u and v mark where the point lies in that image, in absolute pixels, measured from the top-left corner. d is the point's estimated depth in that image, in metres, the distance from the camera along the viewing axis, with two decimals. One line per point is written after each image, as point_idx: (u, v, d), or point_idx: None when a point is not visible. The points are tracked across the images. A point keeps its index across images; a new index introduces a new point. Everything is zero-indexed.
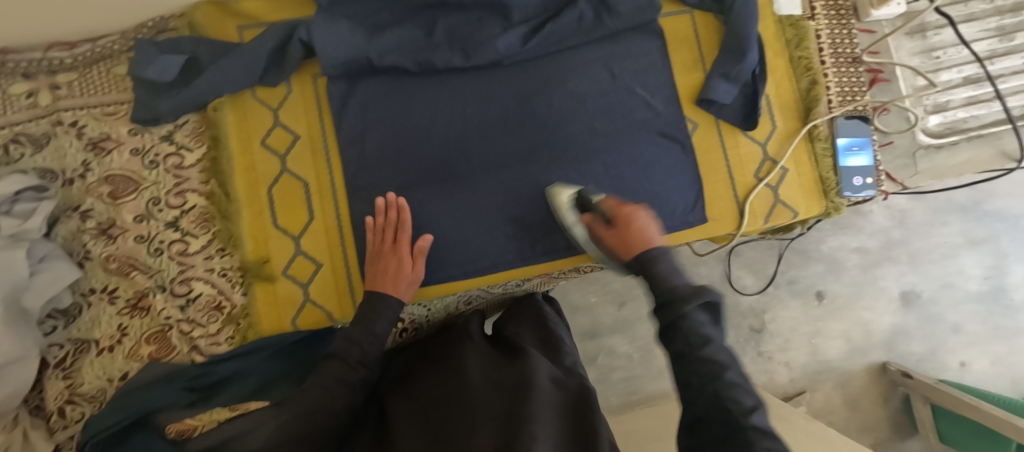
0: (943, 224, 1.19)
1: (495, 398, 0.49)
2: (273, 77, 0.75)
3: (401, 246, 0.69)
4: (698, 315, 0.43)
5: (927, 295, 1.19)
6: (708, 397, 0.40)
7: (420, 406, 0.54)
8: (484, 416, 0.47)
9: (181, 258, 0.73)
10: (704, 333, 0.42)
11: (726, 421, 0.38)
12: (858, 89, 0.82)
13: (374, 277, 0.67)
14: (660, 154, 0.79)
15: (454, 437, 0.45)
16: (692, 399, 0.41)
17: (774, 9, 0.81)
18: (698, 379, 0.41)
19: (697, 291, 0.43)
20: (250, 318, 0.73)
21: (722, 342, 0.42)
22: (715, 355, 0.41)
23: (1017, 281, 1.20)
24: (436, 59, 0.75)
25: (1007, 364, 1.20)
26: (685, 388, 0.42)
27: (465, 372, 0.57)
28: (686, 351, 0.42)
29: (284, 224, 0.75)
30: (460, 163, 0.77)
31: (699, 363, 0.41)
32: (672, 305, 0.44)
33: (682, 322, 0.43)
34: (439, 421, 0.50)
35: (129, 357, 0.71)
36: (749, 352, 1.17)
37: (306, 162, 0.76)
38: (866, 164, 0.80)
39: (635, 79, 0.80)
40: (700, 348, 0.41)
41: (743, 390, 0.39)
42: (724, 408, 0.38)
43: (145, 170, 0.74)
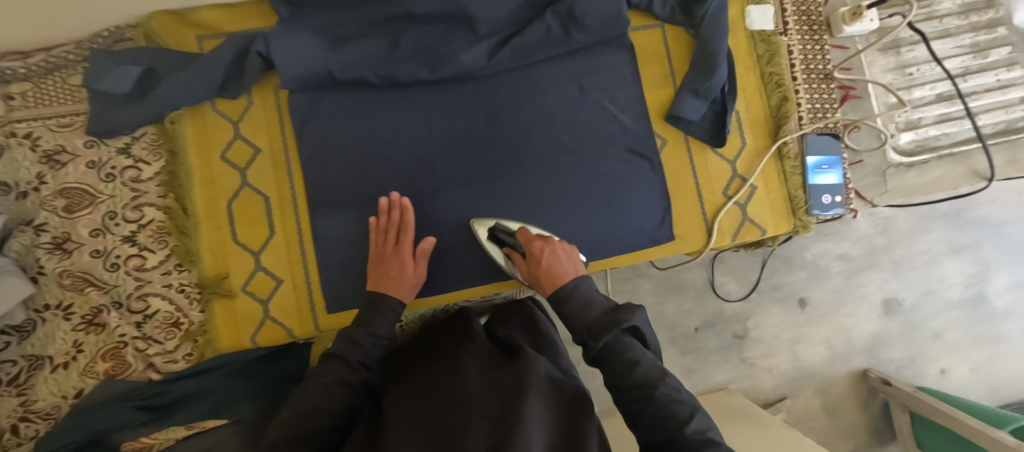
0: (926, 231, 1.18)
1: (491, 398, 0.46)
2: (233, 89, 0.74)
3: (403, 248, 0.69)
4: (625, 341, 0.51)
5: (909, 302, 1.18)
6: (652, 414, 0.47)
7: (414, 404, 0.51)
8: (478, 414, 0.43)
9: (138, 274, 0.71)
10: (631, 356, 0.49)
11: (672, 430, 0.45)
12: (829, 106, 0.81)
13: (377, 279, 0.67)
14: (629, 170, 0.78)
15: (445, 435, 0.41)
16: (636, 416, 0.48)
17: (745, 24, 0.80)
18: (640, 400, 0.48)
19: (612, 321, 0.51)
20: (208, 335, 0.72)
21: (648, 358, 0.50)
22: (647, 374, 0.48)
23: (998, 290, 1.19)
24: (400, 72, 0.73)
25: (988, 371, 1.19)
26: (626, 409, 0.49)
27: (464, 373, 0.54)
28: (622, 377, 0.49)
29: (244, 239, 0.74)
30: (425, 178, 0.75)
31: (637, 386, 0.48)
32: (596, 336, 0.51)
33: (612, 350, 0.50)
34: (431, 419, 0.46)
35: (84, 374, 0.70)
36: (731, 358, 1.16)
37: (267, 177, 0.75)
38: (835, 182, 0.80)
39: (603, 94, 0.78)
40: (632, 371, 0.48)
41: (677, 401, 0.47)
42: (663, 421, 0.46)
43: (100, 183, 0.72)
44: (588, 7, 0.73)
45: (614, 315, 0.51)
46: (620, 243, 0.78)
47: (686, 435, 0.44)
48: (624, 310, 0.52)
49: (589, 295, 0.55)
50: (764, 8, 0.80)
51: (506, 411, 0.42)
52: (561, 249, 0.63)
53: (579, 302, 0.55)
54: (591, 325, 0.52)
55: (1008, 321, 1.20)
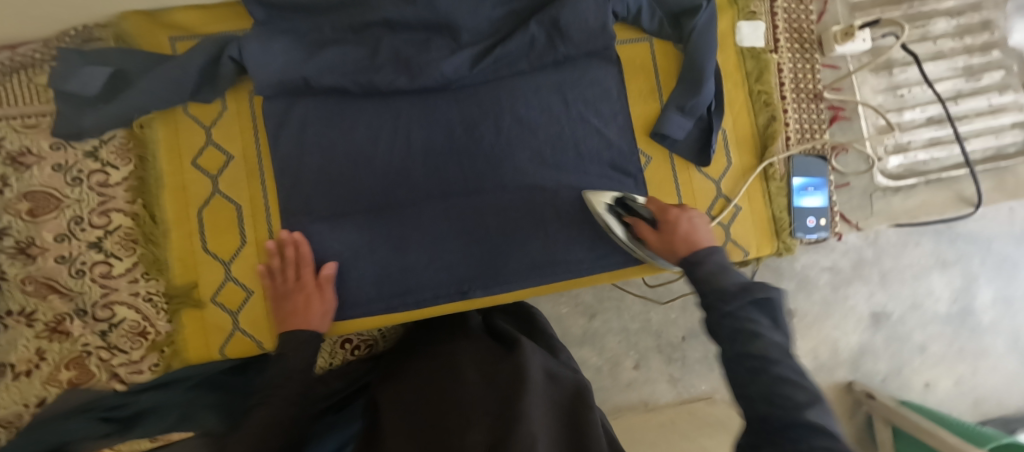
0: (916, 245, 1.17)
1: (489, 396, 0.51)
2: (206, 94, 0.72)
3: (305, 281, 0.69)
4: (751, 314, 0.45)
5: (896, 316, 1.17)
6: (763, 391, 0.40)
7: (413, 398, 0.56)
8: (478, 413, 0.48)
9: (104, 281, 0.70)
10: (752, 328, 0.43)
11: (781, 412, 0.38)
12: (817, 127, 0.80)
13: (283, 319, 0.67)
14: (611, 187, 0.77)
15: (444, 433, 0.46)
16: (748, 394, 0.41)
17: (735, 40, 0.78)
18: (751, 375, 0.41)
19: (744, 287, 0.46)
20: (175, 346, 0.71)
21: (774, 339, 0.43)
22: (764, 349, 0.41)
23: (984, 305, 1.19)
24: (378, 80, 0.71)
25: (970, 385, 1.19)
26: (739, 386, 0.43)
27: (461, 366, 0.59)
28: (735, 348, 0.43)
29: (214, 248, 0.72)
30: (401, 189, 0.74)
31: (752, 357, 0.42)
32: (724, 302, 0.47)
33: (733, 318, 0.45)
34: (431, 413, 0.51)
35: (47, 383, 0.67)
36: (716, 367, 1.17)
37: (240, 185, 0.73)
38: (820, 205, 0.79)
39: (587, 108, 0.77)
40: (750, 343, 0.42)
41: (795, 386, 0.39)
42: (774, 402, 0.38)
43: (66, 187, 0.70)
44: (573, 19, 0.71)
45: (749, 285, 0.46)
46: (601, 261, 0.76)
47: (800, 419, 0.36)
48: (757, 285, 0.46)
49: (725, 267, 0.53)
50: (755, 25, 0.78)
51: (503, 412, 0.47)
52: (697, 220, 0.64)
53: (714, 268, 0.54)
54: (728, 290, 0.48)
55: (993, 336, 1.20)
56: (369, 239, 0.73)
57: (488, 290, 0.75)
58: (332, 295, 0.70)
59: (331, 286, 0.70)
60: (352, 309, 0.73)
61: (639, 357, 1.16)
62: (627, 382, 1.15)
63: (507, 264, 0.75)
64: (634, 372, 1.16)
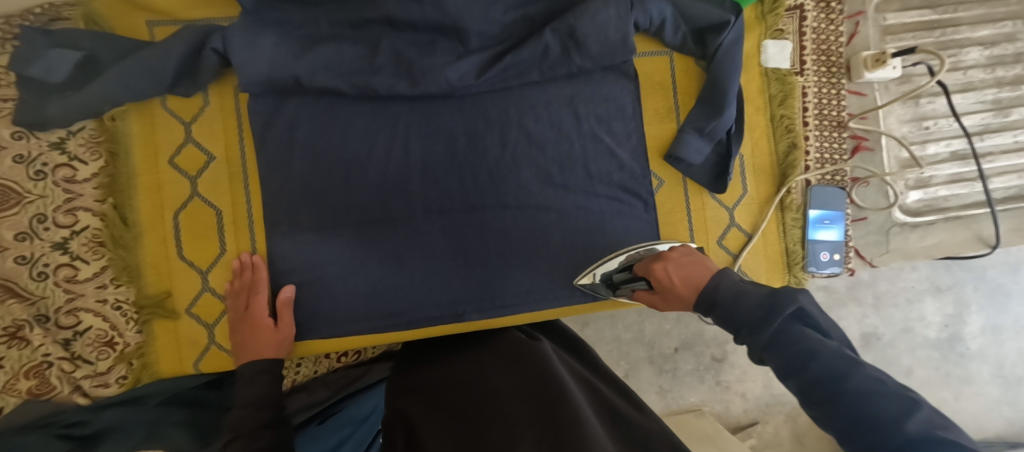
0: (912, 268, 1.15)
1: (526, 404, 0.50)
2: (185, 87, 0.65)
3: (254, 311, 0.65)
4: (796, 327, 0.41)
5: (886, 338, 1.15)
6: (852, 412, 0.36)
7: (442, 404, 0.55)
8: (523, 423, 0.46)
9: (69, 285, 0.64)
10: (805, 346, 0.39)
11: (884, 430, 0.34)
12: (838, 157, 0.76)
13: (237, 349, 0.64)
14: (620, 210, 0.73)
15: (490, 439, 0.45)
16: (828, 415, 0.37)
17: (761, 60, 0.74)
18: (831, 401, 0.37)
19: (769, 307, 0.41)
20: (145, 359, 0.66)
21: (829, 349, 0.39)
22: (827, 365, 0.38)
23: (973, 332, 1.16)
24: (376, 84, 0.66)
25: (952, 410, 1.16)
26: (811, 405, 0.39)
27: (489, 379, 0.58)
28: (796, 376, 0.39)
29: (191, 256, 0.67)
30: (395, 200, 0.70)
31: (819, 380, 0.38)
32: (758, 331, 0.41)
33: (780, 342, 0.40)
34: (465, 421, 0.50)
35: (4, 392, 0.60)
36: (706, 380, 1.15)
37: (221, 188, 0.67)
38: (836, 239, 0.75)
39: (600, 125, 0.72)
40: (809, 366, 0.38)
41: (880, 395, 0.35)
42: (870, 424, 0.34)
43: (29, 181, 0.64)
44: (591, 29, 0.66)
45: (773, 297, 0.42)
46: None
47: (908, 434, 0.33)
48: (784, 293, 0.42)
49: (738, 287, 0.46)
50: (782, 44, 0.73)
51: (550, 418, 0.45)
52: (685, 260, 0.55)
53: (727, 297, 0.46)
54: (752, 317, 0.42)
55: (979, 364, 1.16)
56: (359, 254, 0.69)
57: (483, 313, 0.71)
58: (289, 318, 0.66)
59: (288, 310, 0.66)
60: (339, 326, 0.70)
61: (629, 367, 1.14)
62: None
63: (504, 283, 0.71)
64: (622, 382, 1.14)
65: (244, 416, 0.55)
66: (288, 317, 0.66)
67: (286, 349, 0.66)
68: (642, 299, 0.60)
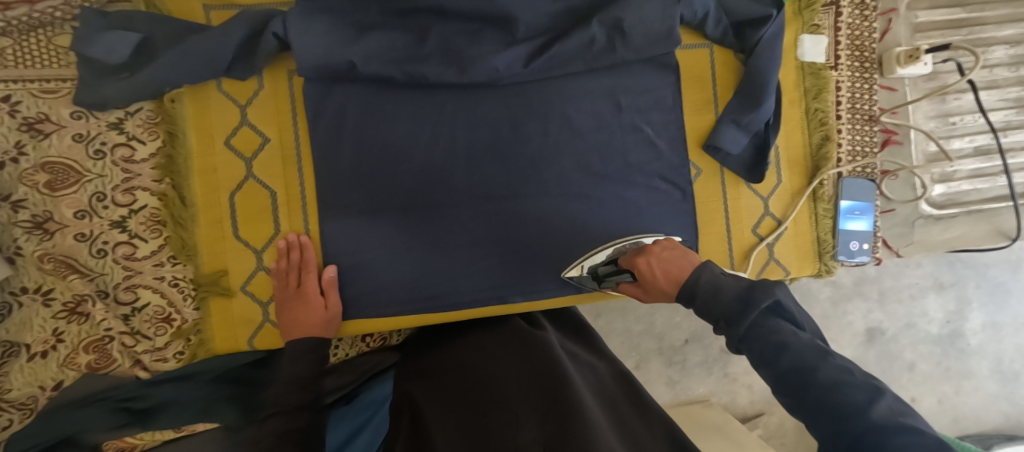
0: (916, 265, 1.19)
1: (528, 391, 0.54)
2: (241, 70, 0.66)
3: (306, 289, 0.67)
4: (774, 322, 0.42)
5: (890, 333, 1.19)
6: (821, 400, 0.38)
7: (448, 393, 0.59)
8: (527, 409, 0.51)
9: (127, 263, 0.66)
10: (778, 339, 0.41)
11: (848, 417, 0.36)
12: (869, 150, 0.78)
13: (286, 327, 0.66)
14: (658, 199, 0.75)
15: (498, 426, 0.49)
16: (801, 403, 0.40)
17: (796, 54, 0.76)
18: (804, 389, 0.40)
19: (745, 301, 0.43)
20: (202, 335, 0.68)
21: (802, 341, 0.41)
22: (799, 355, 0.40)
23: (974, 328, 1.20)
24: (425, 72, 0.67)
25: (952, 404, 1.20)
26: (786, 395, 0.41)
27: (490, 365, 0.62)
28: (770, 365, 0.42)
29: (246, 236, 0.68)
30: (440, 186, 0.71)
31: (791, 370, 0.40)
32: (736, 324, 0.43)
33: (755, 334, 0.43)
34: (470, 408, 0.54)
35: (65, 366, 0.65)
36: (715, 371, 1.18)
37: (275, 169, 0.69)
38: (865, 229, 0.78)
39: (640, 115, 0.74)
40: (781, 357, 0.41)
41: (850, 384, 0.38)
42: (838, 411, 0.37)
43: (88, 160, 0.66)
44: (636, 21, 0.68)
45: (750, 292, 0.43)
46: None
47: (872, 421, 0.35)
48: (760, 287, 0.43)
49: (717, 281, 0.47)
50: (818, 39, 0.76)
51: (551, 403, 0.50)
52: (667, 254, 0.56)
53: (706, 291, 0.47)
54: (729, 310, 0.44)
55: (978, 359, 1.20)
56: (406, 237, 0.71)
57: (525, 295, 0.74)
58: (337, 298, 0.68)
59: (334, 290, 0.69)
60: (385, 307, 0.72)
61: (640, 359, 1.17)
62: None
63: (541, 271, 0.74)
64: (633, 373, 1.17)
65: (286, 392, 0.59)
66: (335, 297, 0.68)
67: (331, 329, 0.68)
68: (624, 290, 0.61)
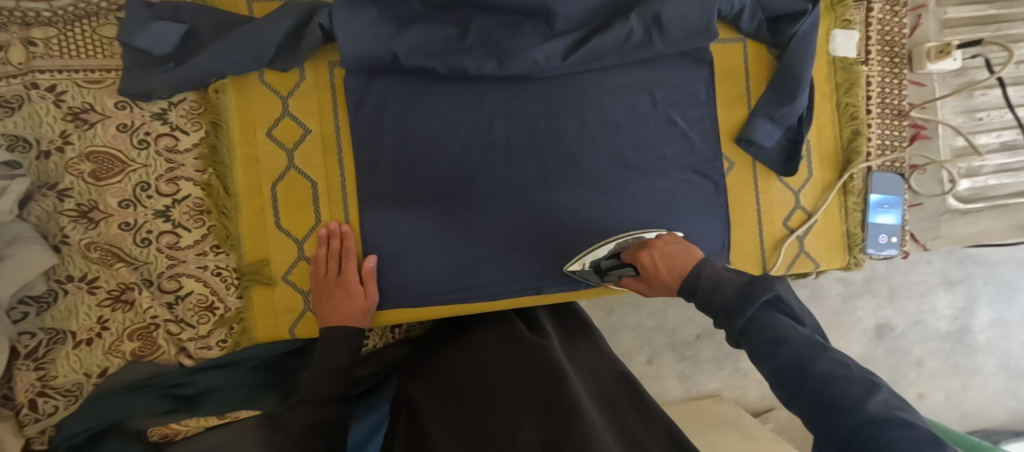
0: (926, 262, 1.20)
1: (527, 390, 0.55)
2: (284, 62, 0.67)
3: (347, 277, 0.67)
4: (771, 316, 0.45)
5: (899, 329, 1.20)
6: (817, 393, 0.40)
7: (451, 394, 0.60)
8: (524, 409, 0.51)
9: (171, 252, 0.67)
10: (776, 332, 0.44)
11: (843, 411, 0.38)
12: (897, 144, 0.79)
13: (325, 314, 0.66)
14: (691, 192, 0.75)
15: (496, 425, 0.50)
16: (797, 395, 0.42)
17: (828, 48, 0.77)
18: (802, 382, 0.41)
19: (745, 294, 0.45)
20: (245, 324, 0.69)
21: (800, 335, 0.43)
22: (796, 349, 0.42)
23: (982, 324, 1.21)
24: (466, 64, 0.68)
25: (959, 399, 1.21)
26: (783, 389, 0.43)
27: (490, 365, 0.63)
28: (768, 359, 0.44)
29: (288, 226, 0.69)
30: (478, 179, 0.71)
31: (789, 362, 0.42)
32: (734, 316, 0.46)
33: (754, 327, 0.45)
34: (470, 407, 0.56)
35: (110, 353, 0.66)
36: (726, 366, 1.19)
37: (316, 160, 0.69)
38: (893, 223, 0.79)
39: (674, 108, 0.75)
40: (779, 349, 0.43)
41: (847, 377, 0.39)
42: (835, 404, 0.39)
43: (132, 150, 0.67)
44: (674, 15, 0.68)
45: (749, 286, 0.46)
46: None
47: (866, 415, 0.37)
48: (760, 282, 0.46)
49: (717, 276, 0.49)
50: (849, 34, 0.76)
51: (551, 403, 0.50)
52: (670, 248, 0.58)
53: (707, 284, 0.50)
54: (728, 303, 0.46)
55: (986, 355, 1.21)
56: (443, 228, 0.71)
57: (560, 285, 0.74)
58: (375, 290, 0.69)
59: (374, 281, 0.69)
60: (422, 297, 0.72)
61: (652, 353, 1.18)
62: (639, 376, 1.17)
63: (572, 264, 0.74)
64: (645, 367, 1.19)
65: (321, 381, 0.59)
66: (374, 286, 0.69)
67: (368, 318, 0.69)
68: (625, 282, 0.64)
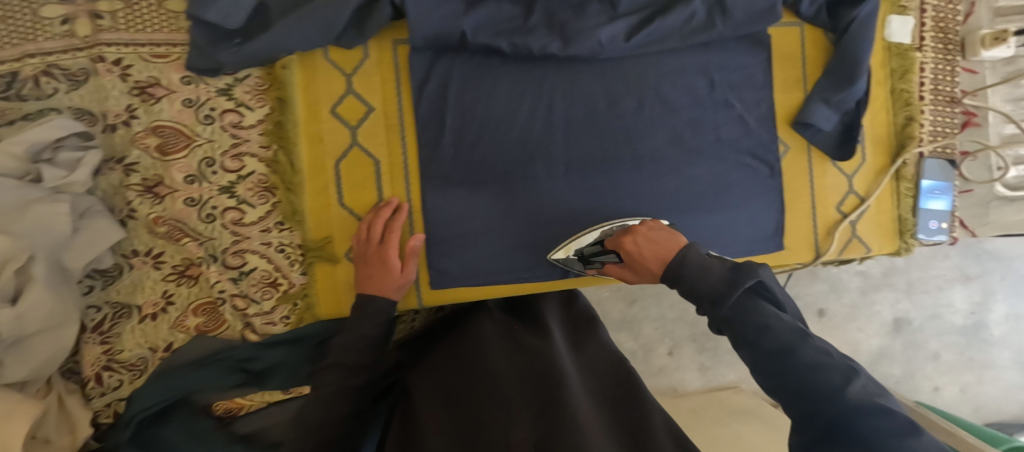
0: (944, 257, 1.20)
1: (522, 390, 0.55)
2: (350, 39, 0.67)
3: (387, 248, 0.66)
4: (758, 302, 0.46)
5: (916, 323, 1.20)
6: (800, 378, 0.42)
7: (447, 388, 0.61)
8: (518, 407, 0.52)
9: (236, 228, 0.67)
10: (760, 321, 0.45)
11: (825, 398, 0.40)
12: (950, 131, 0.79)
13: (360, 281, 0.66)
14: (747, 175, 0.76)
15: (489, 422, 0.50)
16: (780, 382, 0.44)
17: (884, 34, 0.77)
18: (785, 368, 0.43)
19: (730, 281, 0.47)
20: (308, 300, 0.69)
21: (783, 323, 0.45)
22: (780, 335, 0.44)
23: (998, 319, 1.20)
24: (531, 43, 0.68)
25: (973, 392, 1.21)
26: (767, 379, 0.45)
27: (487, 355, 0.64)
28: (751, 346, 0.45)
29: (350, 203, 0.69)
30: (540, 159, 0.72)
31: (773, 349, 0.44)
32: (719, 303, 0.47)
33: (738, 315, 0.47)
34: (466, 403, 0.56)
35: (175, 328, 0.66)
36: None
37: (379, 138, 0.70)
38: (943, 209, 0.80)
39: (732, 92, 0.75)
40: (762, 338, 0.45)
41: (828, 365, 0.42)
42: (818, 392, 0.41)
43: (197, 125, 0.66)
44: None
45: (735, 273, 0.47)
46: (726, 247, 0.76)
47: (846, 401, 0.39)
48: (745, 269, 0.47)
49: (703, 261, 0.50)
50: (905, 20, 0.77)
51: (547, 406, 0.52)
52: (654, 233, 0.59)
53: (693, 270, 0.50)
54: (714, 291, 0.48)
55: (1000, 349, 1.21)
56: (504, 208, 0.72)
57: None
58: (414, 267, 0.67)
59: (414, 259, 0.67)
60: (480, 276, 0.73)
61: (673, 345, 1.18)
62: (659, 367, 1.18)
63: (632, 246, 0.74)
64: (666, 359, 1.19)
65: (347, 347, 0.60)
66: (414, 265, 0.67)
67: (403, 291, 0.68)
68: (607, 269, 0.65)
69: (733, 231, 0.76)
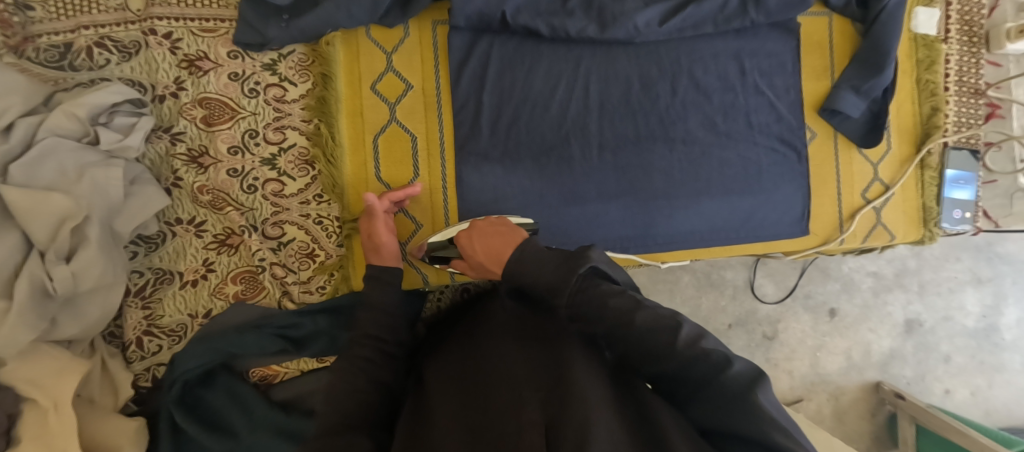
0: (956, 259, 1.20)
1: (533, 370, 0.45)
2: (394, 18, 0.69)
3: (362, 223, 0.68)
4: (597, 279, 0.47)
5: (928, 325, 1.20)
6: (642, 344, 0.42)
7: (454, 381, 0.51)
8: (528, 389, 0.42)
9: (276, 199, 0.69)
10: (599, 298, 0.45)
11: (666, 356, 0.41)
12: (973, 122, 0.81)
13: None
14: (776, 160, 0.77)
15: (498, 410, 0.41)
16: (627, 349, 0.44)
17: (911, 25, 0.79)
18: (628, 338, 0.43)
19: (569, 267, 0.46)
20: (344, 271, 0.70)
21: (615, 294, 0.45)
22: (623, 303, 0.44)
23: (1009, 323, 1.20)
24: (570, 26, 0.70)
25: (984, 396, 1.21)
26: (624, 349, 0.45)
27: (497, 342, 0.54)
28: (597, 323, 0.45)
29: (388, 178, 0.71)
30: (574, 140, 0.73)
31: (614, 324, 0.43)
32: (559, 291, 0.46)
33: (582, 297, 0.46)
34: (472, 394, 0.47)
35: (215, 294, 0.68)
36: (756, 356, 1.18)
37: (417, 116, 0.71)
38: (967, 199, 0.81)
39: (762, 78, 0.76)
40: (605, 313, 0.44)
41: (666, 322, 0.42)
42: (664, 354, 0.41)
43: (242, 98, 0.68)
44: None
45: (570, 261, 0.47)
46: (754, 228, 0.78)
47: (680, 354, 0.40)
48: (579, 255, 0.47)
49: (540, 253, 0.50)
50: (932, 12, 0.78)
51: (560, 385, 0.42)
52: (490, 230, 0.59)
53: (530, 263, 0.49)
54: (551, 280, 0.47)
55: (1011, 354, 1.21)
56: (539, 185, 0.73)
57: (641, 249, 0.77)
58: (376, 227, 0.65)
59: (375, 219, 0.65)
60: None
61: None
62: None
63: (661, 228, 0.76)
64: None
65: (372, 317, 0.58)
66: (378, 225, 0.65)
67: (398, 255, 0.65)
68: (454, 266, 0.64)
69: (762, 214, 0.77)
